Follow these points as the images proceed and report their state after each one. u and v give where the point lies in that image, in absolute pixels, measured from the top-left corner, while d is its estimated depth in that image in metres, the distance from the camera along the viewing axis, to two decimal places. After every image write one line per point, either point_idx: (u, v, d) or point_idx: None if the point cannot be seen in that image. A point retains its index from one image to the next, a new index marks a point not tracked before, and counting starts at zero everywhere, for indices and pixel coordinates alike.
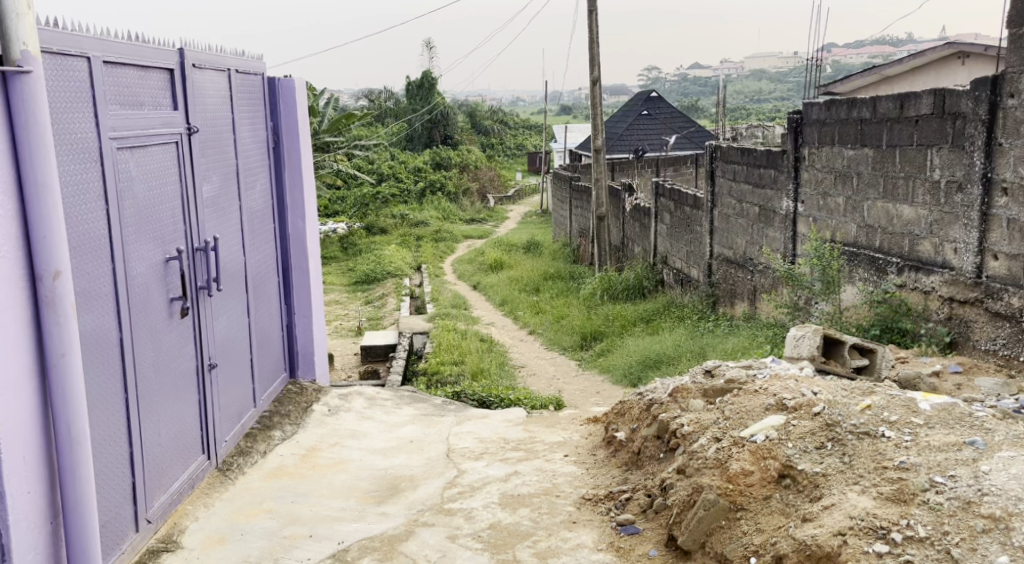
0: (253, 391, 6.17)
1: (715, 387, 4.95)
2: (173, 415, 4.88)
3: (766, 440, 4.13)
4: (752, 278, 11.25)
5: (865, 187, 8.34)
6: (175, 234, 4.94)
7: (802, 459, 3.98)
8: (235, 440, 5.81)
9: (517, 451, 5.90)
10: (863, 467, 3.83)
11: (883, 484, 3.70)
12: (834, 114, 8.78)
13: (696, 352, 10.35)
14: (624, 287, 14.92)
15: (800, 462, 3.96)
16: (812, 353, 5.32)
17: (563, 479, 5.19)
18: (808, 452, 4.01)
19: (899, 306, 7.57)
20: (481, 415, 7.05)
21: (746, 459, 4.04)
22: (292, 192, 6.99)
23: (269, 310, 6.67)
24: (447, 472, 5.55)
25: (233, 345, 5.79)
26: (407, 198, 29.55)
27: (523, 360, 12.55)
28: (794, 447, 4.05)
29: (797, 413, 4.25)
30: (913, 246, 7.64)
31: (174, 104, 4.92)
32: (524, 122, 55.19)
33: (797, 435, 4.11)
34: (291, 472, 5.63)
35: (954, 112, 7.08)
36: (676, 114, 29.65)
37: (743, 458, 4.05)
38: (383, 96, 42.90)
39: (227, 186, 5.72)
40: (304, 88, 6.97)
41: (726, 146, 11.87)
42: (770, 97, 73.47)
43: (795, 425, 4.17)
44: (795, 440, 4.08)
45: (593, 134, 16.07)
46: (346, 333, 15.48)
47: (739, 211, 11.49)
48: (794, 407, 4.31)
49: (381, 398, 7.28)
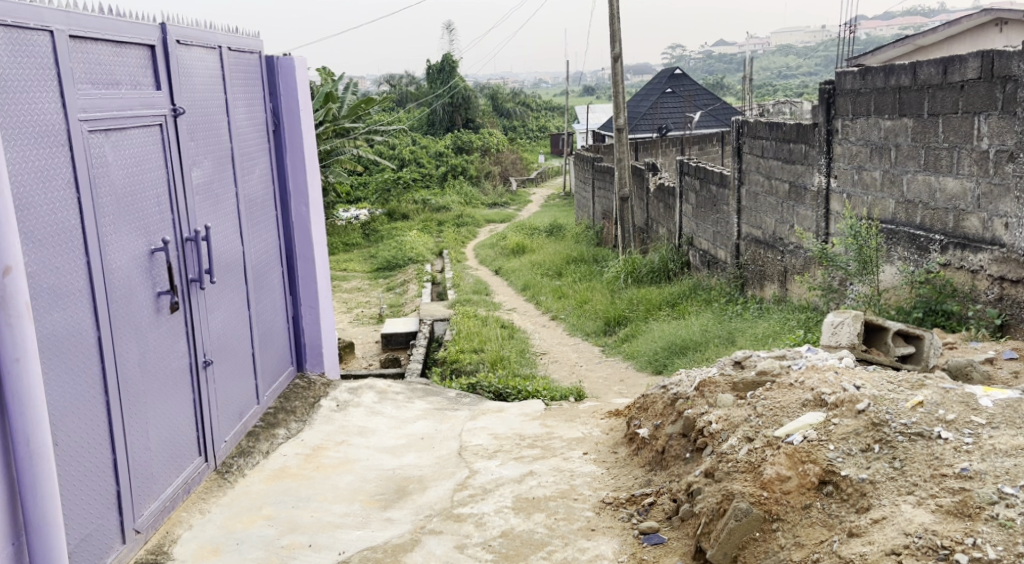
0: (255, 387, 5.79)
1: (745, 379, 4.53)
2: (164, 418, 4.44)
3: (804, 442, 3.73)
4: (782, 258, 10.79)
5: (904, 160, 7.86)
6: (161, 222, 4.49)
7: (845, 463, 3.58)
8: (236, 440, 5.43)
9: (534, 448, 5.52)
10: (917, 475, 3.41)
11: (943, 495, 3.29)
12: (869, 83, 8.30)
13: (725, 336, 9.93)
14: (649, 270, 14.52)
15: (843, 467, 3.56)
16: (852, 340, 4.91)
17: (582, 480, 4.82)
18: (852, 455, 3.60)
19: (944, 287, 7.13)
20: (497, 408, 6.69)
21: (782, 464, 3.64)
22: (295, 178, 6.61)
23: (272, 300, 6.29)
24: (458, 472, 5.19)
25: (230, 340, 5.38)
26: (429, 183, 29.21)
27: (546, 346, 12.19)
28: (836, 450, 3.64)
29: (838, 410, 3.84)
30: (958, 222, 7.17)
31: (156, 83, 4.49)
32: (546, 104, 54.65)
33: (840, 435, 3.70)
34: (293, 473, 5.20)
35: (1004, 75, 6.60)
36: (701, 91, 29.02)
37: (779, 462, 3.65)
38: (404, 80, 42.55)
39: (222, 171, 5.31)
40: (304, 68, 6.58)
41: (753, 121, 11.40)
42: (795, 74, 72.23)
43: (836, 424, 3.76)
44: (837, 442, 3.68)
45: (616, 112, 15.60)
46: (368, 321, 15.20)
47: (767, 188, 11.03)
48: (834, 402, 3.90)
49: (393, 392, 6.93)
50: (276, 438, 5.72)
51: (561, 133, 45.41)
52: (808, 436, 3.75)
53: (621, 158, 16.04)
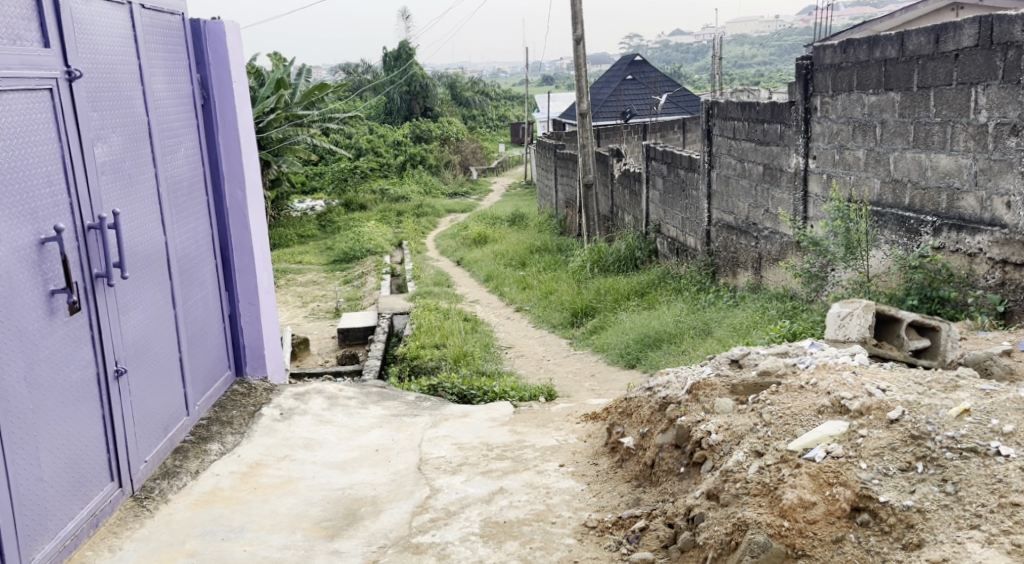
0: (185, 396, 5.28)
1: (746, 382, 3.98)
2: (60, 435, 4.00)
3: (829, 459, 3.27)
4: (757, 244, 10.24)
5: (891, 137, 7.25)
6: (54, 208, 4.05)
7: (883, 486, 3.12)
8: (159, 460, 4.92)
9: (502, 460, 4.93)
10: (979, 503, 2.96)
11: (1018, 530, 2.83)
12: (851, 56, 7.70)
13: (700, 327, 9.36)
14: (615, 259, 13.92)
15: (881, 491, 3.10)
16: (862, 335, 4.41)
17: (559, 499, 4.23)
18: (890, 476, 3.15)
19: (939, 272, 6.50)
20: (460, 413, 6.09)
21: (806, 487, 3.17)
22: (228, 161, 5.98)
23: (204, 298, 5.70)
24: (417, 491, 4.63)
25: (149, 343, 4.88)
26: (387, 172, 28.32)
27: (510, 340, 11.58)
28: (870, 469, 3.19)
29: (866, 420, 3.38)
30: (952, 201, 6.59)
31: (45, 40, 4.08)
32: (506, 93, 53.89)
33: (871, 451, 3.25)
34: (225, 498, 4.68)
35: (1006, 41, 6.04)
36: (663, 76, 28.47)
37: (802, 485, 3.17)
38: (361, 68, 41.52)
39: (135, 149, 4.82)
40: (236, 31, 5.97)
41: (724, 101, 10.83)
42: (752, 62, 72.01)
43: (865, 437, 3.31)
44: (870, 459, 3.22)
45: (579, 97, 14.97)
46: (324, 316, 14.45)
47: (739, 170, 10.50)
48: (860, 410, 3.44)
49: (344, 396, 6.29)
50: (209, 455, 5.18)
51: (521, 122, 44.62)
52: (833, 451, 3.29)
53: (584, 144, 15.44)
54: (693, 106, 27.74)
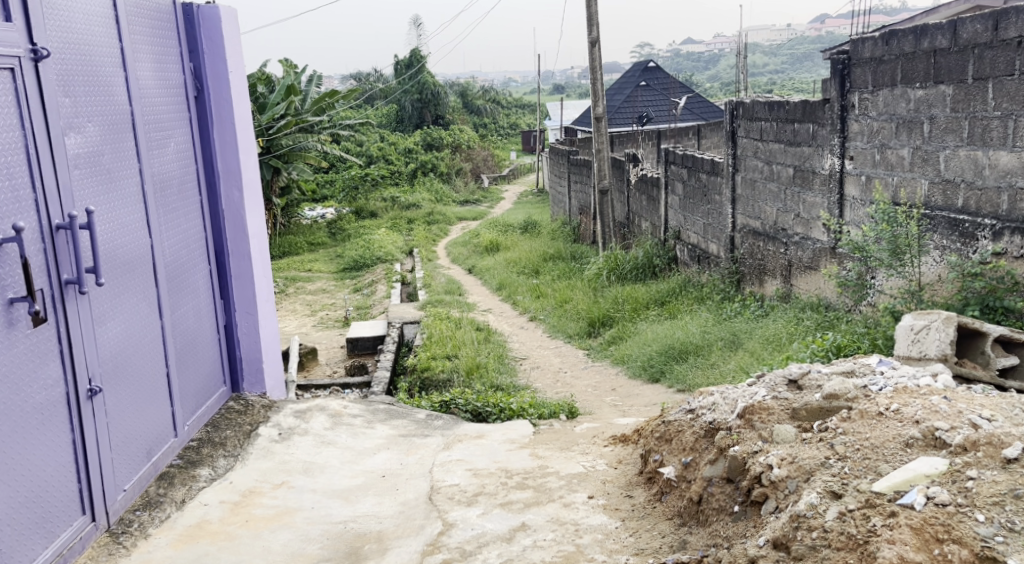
0: (172, 416, 4.78)
1: (809, 406, 3.54)
2: (14, 462, 3.53)
3: (931, 507, 2.86)
4: (786, 251, 9.64)
5: (941, 134, 6.67)
6: (14, 203, 3.56)
7: (1010, 546, 2.71)
8: (141, 487, 4.42)
9: (524, 490, 4.41)
10: None
11: None
12: (894, 48, 7.11)
13: (728, 339, 8.80)
14: (633, 266, 13.38)
15: (1009, 552, 2.69)
16: (943, 352, 4.28)
17: (590, 538, 3.75)
18: (1018, 533, 2.73)
19: (1002, 280, 5.88)
20: (475, 434, 5.57)
21: (910, 543, 2.75)
22: (223, 157, 5.47)
23: (195, 307, 5.19)
24: (428, 526, 4.14)
25: (131, 358, 4.38)
26: (398, 180, 27.84)
27: (524, 351, 11.05)
28: (990, 522, 2.78)
29: (975, 460, 2.99)
30: (1014, 202, 6.03)
31: (6, 15, 3.60)
32: (517, 101, 53.46)
33: (987, 500, 2.84)
34: (212, 532, 4.20)
35: None
36: (679, 82, 27.89)
37: (905, 541, 2.75)
38: (373, 76, 41.14)
39: (115, 140, 4.30)
40: (232, 14, 5.45)
41: (750, 101, 10.27)
42: (765, 68, 71.35)
43: (978, 483, 2.90)
44: (988, 511, 2.81)
45: (595, 100, 14.44)
46: (332, 325, 13.95)
47: (767, 173, 9.94)
48: (963, 446, 3.05)
49: (349, 414, 5.77)
50: (197, 481, 4.68)
51: (532, 131, 44.10)
52: (935, 496, 2.88)
53: (599, 148, 14.90)
54: (710, 113, 27.13)
